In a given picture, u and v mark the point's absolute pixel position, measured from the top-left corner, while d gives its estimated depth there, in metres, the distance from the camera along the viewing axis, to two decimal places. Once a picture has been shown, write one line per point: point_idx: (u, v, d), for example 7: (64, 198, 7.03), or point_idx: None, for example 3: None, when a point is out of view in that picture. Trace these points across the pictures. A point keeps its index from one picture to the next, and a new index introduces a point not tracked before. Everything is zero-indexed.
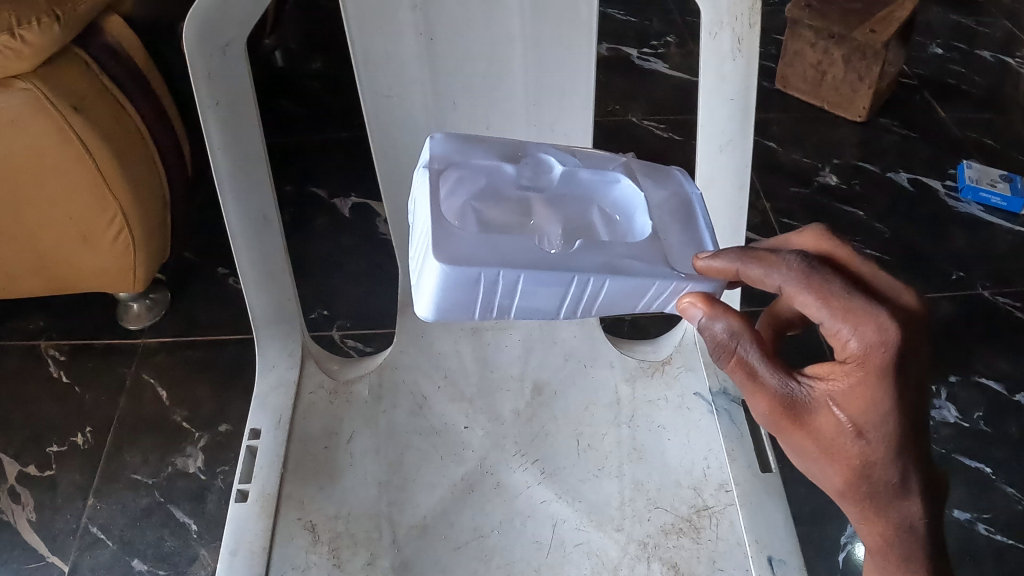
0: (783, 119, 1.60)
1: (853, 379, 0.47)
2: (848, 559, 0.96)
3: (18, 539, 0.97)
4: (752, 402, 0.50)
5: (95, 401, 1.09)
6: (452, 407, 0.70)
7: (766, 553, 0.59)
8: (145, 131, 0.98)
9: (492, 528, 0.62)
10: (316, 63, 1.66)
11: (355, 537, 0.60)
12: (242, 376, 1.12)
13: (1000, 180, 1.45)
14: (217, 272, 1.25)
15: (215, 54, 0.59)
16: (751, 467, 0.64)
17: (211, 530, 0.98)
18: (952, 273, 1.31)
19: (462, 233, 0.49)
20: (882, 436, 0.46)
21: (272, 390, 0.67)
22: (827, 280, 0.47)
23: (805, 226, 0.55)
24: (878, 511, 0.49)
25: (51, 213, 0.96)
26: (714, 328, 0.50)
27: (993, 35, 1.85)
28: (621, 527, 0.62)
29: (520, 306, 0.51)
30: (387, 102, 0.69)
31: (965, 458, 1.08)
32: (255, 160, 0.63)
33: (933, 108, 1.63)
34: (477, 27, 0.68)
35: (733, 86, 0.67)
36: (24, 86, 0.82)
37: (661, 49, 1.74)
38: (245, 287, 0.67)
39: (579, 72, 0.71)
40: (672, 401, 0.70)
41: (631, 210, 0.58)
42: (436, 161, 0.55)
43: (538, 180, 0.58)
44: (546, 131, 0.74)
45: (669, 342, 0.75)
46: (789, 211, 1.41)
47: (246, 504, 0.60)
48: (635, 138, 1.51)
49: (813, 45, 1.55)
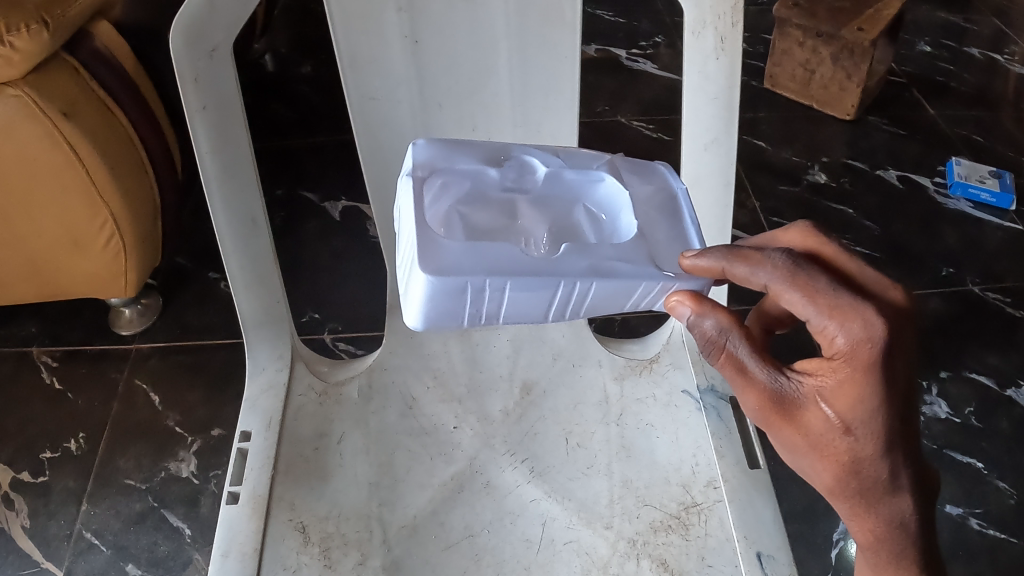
0: (772, 118, 1.61)
1: (841, 376, 0.47)
2: (840, 555, 0.97)
3: (13, 545, 0.97)
4: (742, 398, 0.51)
5: (88, 406, 1.09)
6: (441, 407, 0.70)
7: (755, 549, 0.60)
8: (134, 135, 0.99)
9: (482, 527, 0.63)
10: (305, 67, 1.66)
11: (346, 537, 0.61)
12: (236, 380, 1.12)
13: (989, 177, 1.46)
14: (207, 277, 1.26)
15: (202, 59, 0.59)
16: (739, 463, 0.65)
17: (205, 534, 0.98)
18: (942, 270, 1.31)
19: (446, 242, 0.49)
20: (870, 433, 0.47)
21: (262, 392, 0.67)
22: (812, 278, 0.48)
23: (792, 223, 0.56)
24: (869, 507, 0.50)
25: (43, 220, 0.96)
26: (703, 326, 0.51)
27: (982, 32, 1.86)
28: (611, 525, 0.62)
29: (508, 313, 0.51)
30: (374, 104, 0.69)
31: (957, 454, 1.08)
32: (242, 164, 0.63)
33: (922, 106, 1.64)
34: (461, 28, 0.68)
35: (716, 84, 0.67)
36: (13, 92, 0.83)
37: (650, 50, 1.74)
38: (234, 291, 0.67)
39: (564, 73, 0.72)
40: (660, 399, 0.70)
41: (617, 209, 0.58)
42: (420, 169, 0.56)
43: (522, 182, 0.58)
44: (533, 131, 0.74)
45: (656, 340, 0.76)
46: (778, 209, 1.41)
47: (237, 506, 0.60)
48: (625, 138, 1.51)
49: (801, 44, 1.56)
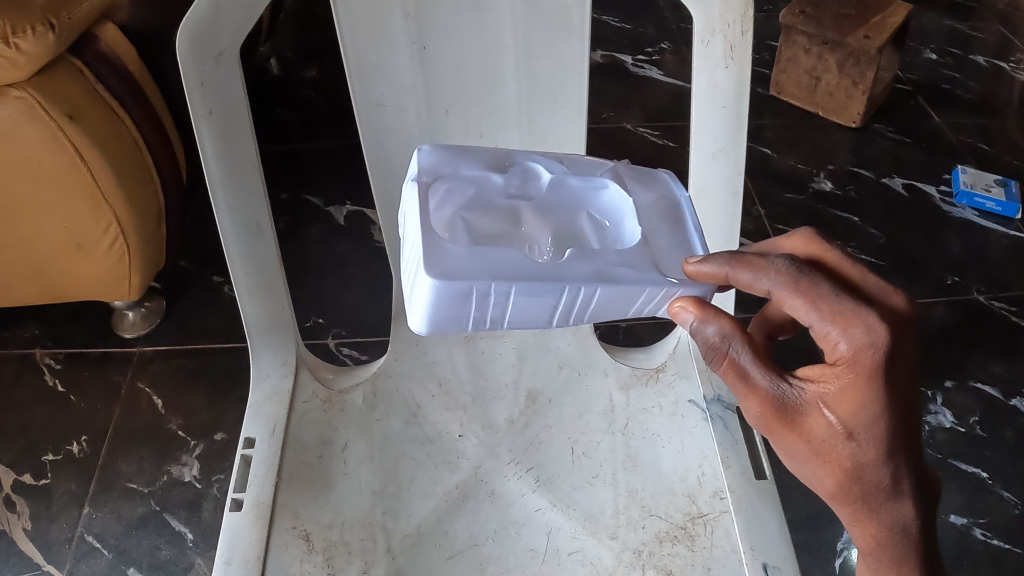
0: (777, 125, 1.61)
1: (844, 382, 0.47)
2: (844, 564, 0.96)
3: (14, 548, 0.96)
4: (744, 405, 0.51)
5: (91, 409, 1.09)
6: (446, 415, 0.70)
7: (761, 560, 0.59)
8: (139, 138, 0.98)
9: (486, 536, 0.62)
10: (311, 71, 1.66)
11: (349, 545, 0.60)
12: (239, 384, 1.12)
13: (995, 185, 1.46)
14: (211, 281, 1.25)
15: (208, 63, 0.59)
16: (745, 474, 0.64)
17: (207, 539, 0.97)
18: (947, 278, 1.31)
19: (451, 246, 0.49)
20: (873, 439, 0.46)
21: (266, 399, 0.67)
22: (816, 283, 0.47)
23: (794, 229, 0.55)
24: (871, 513, 0.50)
25: (47, 223, 0.96)
26: (705, 332, 0.50)
27: (987, 40, 1.86)
28: (616, 535, 0.62)
29: (512, 317, 0.51)
30: (380, 111, 0.69)
31: (961, 463, 1.08)
32: (246, 169, 0.63)
33: (928, 113, 1.64)
34: (469, 35, 0.68)
35: (725, 93, 0.67)
36: (18, 94, 0.82)
37: (655, 56, 1.74)
38: (240, 297, 0.66)
39: (571, 80, 0.71)
40: (666, 408, 0.70)
41: (621, 215, 0.58)
42: (424, 173, 0.55)
43: (526, 188, 0.58)
44: (540, 138, 0.74)
45: (662, 349, 0.75)
46: (783, 217, 1.41)
47: (240, 513, 0.60)
48: (629, 145, 1.51)
49: (807, 51, 1.56)
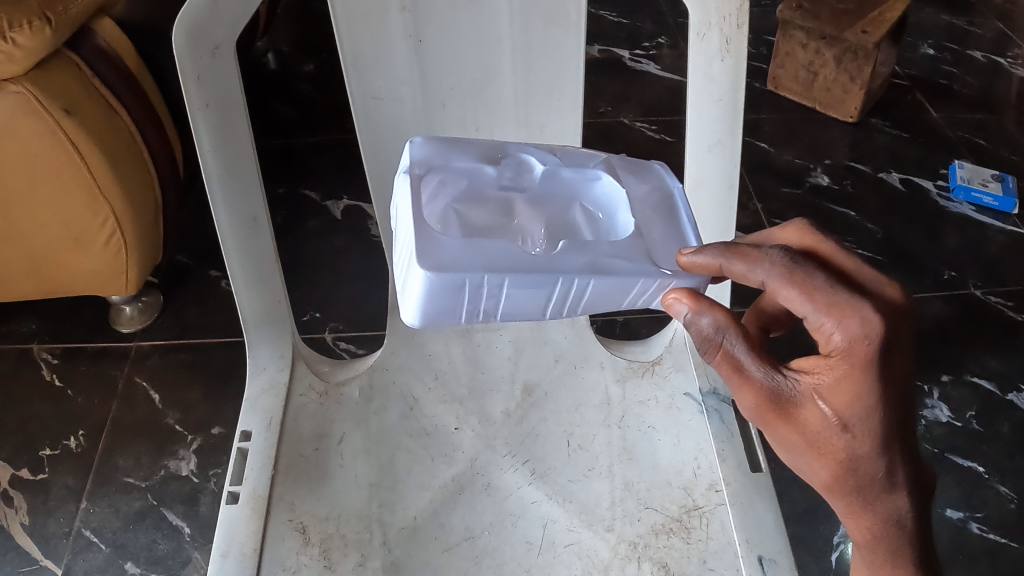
0: (775, 120, 1.61)
1: (838, 373, 0.47)
2: (840, 558, 0.96)
3: (12, 542, 0.97)
4: (738, 396, 0.51)
5: (89, 403, 1.09)
6: (442, 408, 0.70)
7: (757, 553, 0.60)
8: (137, 133, 0.98)
9: (482, 529, 0.62)
10: (308, 65, 1.66)
11: (346, 538, 0.60)
12: (237, 379, 1.12)
13: (991, 180, 1.46)
14: (208, 276, 1.25)
15: (205, 56, 0.58)
16: (741, 466, 0.65)
17: (204, 533, 0.97)
18: (944, 273, 1.31)
19: (444, 238, 0.49)
20: (868, 430, 0.47)
21: (262, 392, 0.67)
22: (810, 274, 0.48)
23: (788, 221, 0.56)
24: (866, 505, 0.50)
25: (45, 218, 0.96)
26: (699, 323, 0.50)
27: (985, 35, 1.86)
28: (612, 528, 0.62)
29: (505, 309, 0.51)
30: (376, 104, 0.69)
31: (958, 457, 1.08)
32: (242, 161, 0.63)
33: (925, 108, 1.64)
34: (465, 28, 0.68)
35: (721, 86, 0.67)
36: (15, 89, 0.82)
37: (652, 50, 1.74)
38: (235, 290, 0.66)
39: (567, 73, 0.71)
40: (662, 401, 0.70)
41: (614, 208, 0.58)
42: (417, 165, 0.55)
43: (519, 180, 0.58)
44: (536, 131, 0.74)
45: (658, 343, 0.75)
46: (780, 211, 1.41)
47: (236, 505, 0.60)
48: (627, 139, 1.51)
49: (804, 46, 1.56)
